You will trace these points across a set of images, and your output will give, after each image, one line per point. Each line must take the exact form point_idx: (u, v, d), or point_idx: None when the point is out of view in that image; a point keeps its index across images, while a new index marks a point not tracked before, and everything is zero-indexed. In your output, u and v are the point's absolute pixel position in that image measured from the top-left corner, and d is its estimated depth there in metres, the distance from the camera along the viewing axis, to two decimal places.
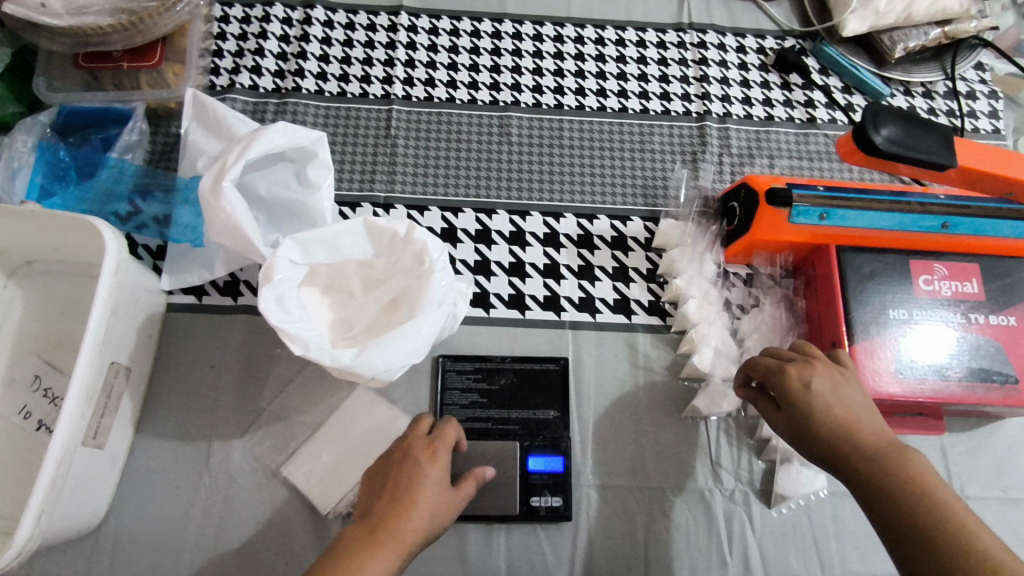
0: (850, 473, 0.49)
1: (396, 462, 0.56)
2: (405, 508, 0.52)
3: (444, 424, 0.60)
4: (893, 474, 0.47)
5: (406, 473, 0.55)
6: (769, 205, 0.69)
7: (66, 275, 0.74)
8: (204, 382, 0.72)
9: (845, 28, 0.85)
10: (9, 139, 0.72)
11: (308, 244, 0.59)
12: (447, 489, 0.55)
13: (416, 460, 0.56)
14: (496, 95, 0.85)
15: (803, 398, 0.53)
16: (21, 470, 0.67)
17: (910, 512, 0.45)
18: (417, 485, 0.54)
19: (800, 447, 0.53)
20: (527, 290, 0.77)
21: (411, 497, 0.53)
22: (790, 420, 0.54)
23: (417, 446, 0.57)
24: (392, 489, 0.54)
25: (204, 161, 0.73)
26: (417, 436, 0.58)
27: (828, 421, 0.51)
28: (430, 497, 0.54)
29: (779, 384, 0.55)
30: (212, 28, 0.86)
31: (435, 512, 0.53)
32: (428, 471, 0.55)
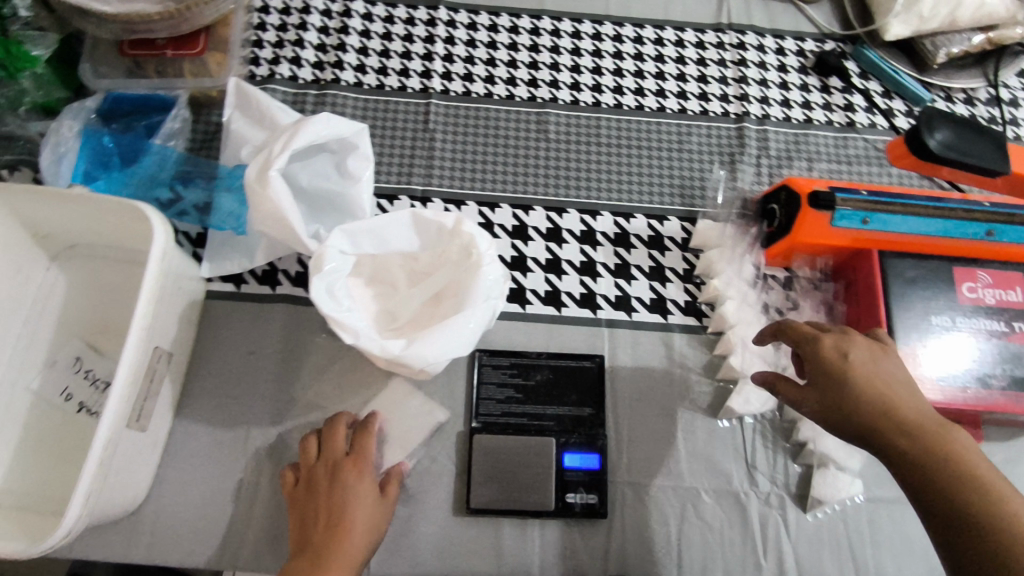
0: (885, 440, 0.49)
1: (324, 490, 0.60)
2: (341, 529, 0.58)
3: (362, 435, 0.64)
4: (934, 440, 0.47)
5: (337, 496, 0.60)
6: (811, 208, 0.69)
7: (108, 260, 0.76)
8: (243, 370, 0.72)
9: (888, 32, 0.84)
10: (56, 124, 0.72)
11: (354, 233, 0.60)
12: (375, 499, 0.61)
13: (342, 482, 0.60)
14: (535, 91, 0.85)
15: (843, 367, 0.53)
16: (65, 451, 0.69)
17: (948, 477, 0.45)
18: (346, 507, 0.59)
19: (832, 421, 0.52)
20: (564, 288, 0.77)
21: (343, 520, 0.58)
22: (823, 392, 0.53)
23: (338, 468, 0.61)
24: (325, 518, 0.58)
25: (247, 151, 0.74)
26: (339, 456, 0.62)
27: (869, 389, 0.51)
28: (360, 513, 0.59)
29: (814, 355, 0.55)
30: (252, 18, 0.85)
31: (368, 522, 0.59)
32: (354, 490, 0.60)
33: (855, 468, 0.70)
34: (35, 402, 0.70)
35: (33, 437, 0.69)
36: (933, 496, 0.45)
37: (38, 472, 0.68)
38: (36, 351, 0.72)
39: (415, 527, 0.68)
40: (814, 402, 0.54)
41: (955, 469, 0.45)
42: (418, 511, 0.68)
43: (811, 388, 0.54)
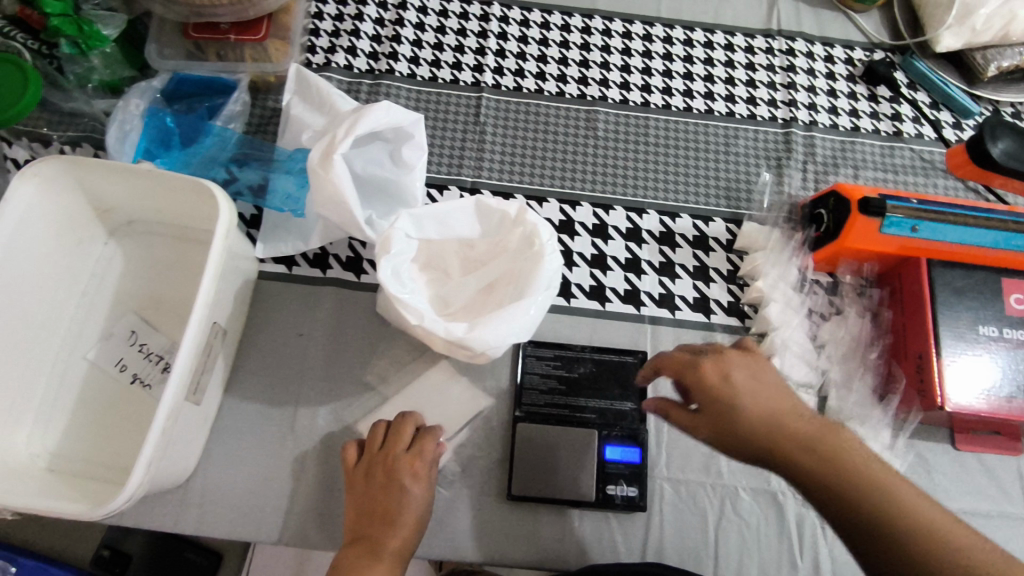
0: (779, 462, 0.48)
1: (382, 484, 0.60)
2: (392, 530, 0.58)
3: (424, 434, 0.63)
4: (823, 453, 0.47)
5: (393, 495, 0.59)
6: (860, 214, 0.69)
7: (164, 236, 0.76)
8: (293, 350, 0.74)
9: (939, 43, 0.85)
10: (123, 101, 0.73)
11: (421, 219, 0.62)
12: (427, 502, 0.61)
13: (398, 479, 0.60)
14: (584, 89, 0.86)
15: (726, 391, 0.51)
16: (118, 420, 0.70)
17: (850, 492, 0.45)
18: (399, 507, 0.59)
19: (729, 446, 0.51)
20: (608, 283, 0.77)
21: (396, 520, 0.58)
22: (713, 420, 0.51)
23: (398, 465, 0.61)
24: (378, 515, 0.59)
25: (309, 136, 0.76)
26: (400, 452, 0.62)
27: (756, 410, 0.50)
28: (412, 516, 0.59)
29: (699, 382, 0.53)
30: (310, 7, 0.87)
31: (417, 525, 0.59)
32: (410, 492, 0.60)
33: None
34: (90, 371, 0.71)
35: (87, 405, 0.70)
36: (840, 514, 0.45)
37: (92, 439, 0.69)
38: (92, 321, 0.73)
39: (456, 511, 0.68)
40: (704, 430, 0.52)
41: (854, 478, 0.45)
42: (460, 495, 0.69)
43: (701, 418, 0.53)
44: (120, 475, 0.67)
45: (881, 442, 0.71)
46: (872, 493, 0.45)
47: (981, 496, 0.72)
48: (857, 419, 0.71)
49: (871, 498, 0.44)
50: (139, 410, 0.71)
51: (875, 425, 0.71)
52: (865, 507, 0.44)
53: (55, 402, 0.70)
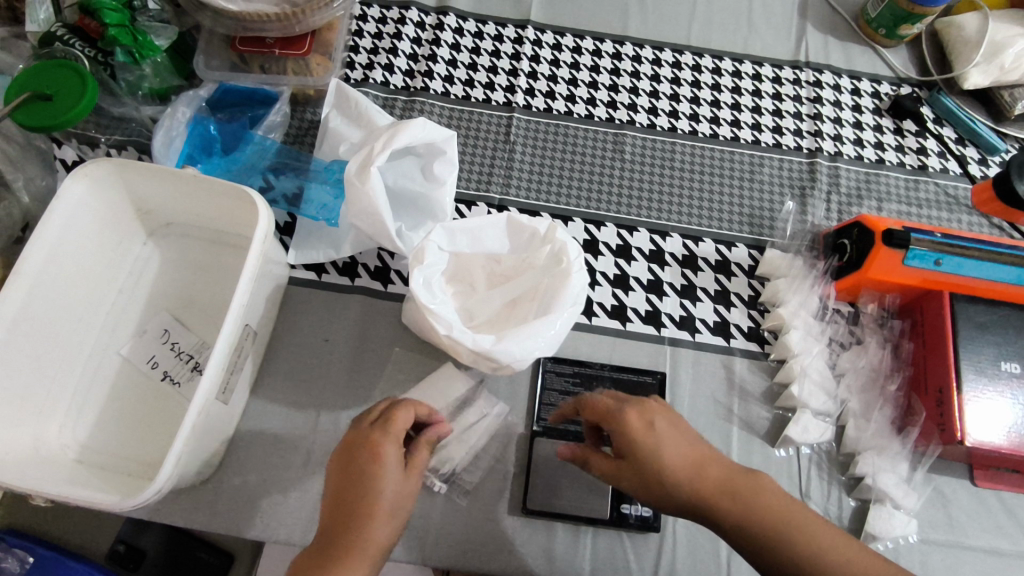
0: (707, 515, 0.51)
1: (350, 470, 0.53)
2: (370, 513, 0.50)
3: (393, 410, 0.57)
4: (742, 509, 0.50)
5: (369, 476, 0.52)
6: (884, 245, 0.70)
7: (200, 238, 0.79)
8: (318, 355, 0.76)
9: (967, 81, 0.86)
10: (171, 109, 0.77)
11: (455, 233, 0.64)
12: (405, 481, 0.53)
13: (365, 462, 0.53)
14: (613, 113, 0.88)
15: (652, 441, 0.52)
16: (146, 415, 0.72)
17: (769, 536, 0.49)
18: (375, 488, 0.51)
19: (655, 493, 0.52)
20: (630, 303, 0.79)
21: (372, 504, 0.51)
22: (642, 471, 0.52)
23: (364, 448, 0.54)
24: (351, 500, 0.51)
25: (345, 148, 0.79)
26: (367, 432, 0.55)
27: (679, 468, 0.51)
28: (389, 498, 0.52)
29: (620, 434, 0.54)
30: (351, 24, 0.90)
31: (396, 508, 0.52)
32: (385, 471, 0.52)
33: (912, 508, 0.69)
34: (122, 366, 0.73)
35: (117, 399, 0.72)
36: (758, 557, 0.50)
37: (119, 434, 0.71)
38: (127, 318, 0.76)
39: (472, 522, 0.69)
40: (633, 481, 0.54)
41: (775, 530, 0.49)
42: (475, 506, 0.70)
43: (629, 470, 0.54)
44: (146, 470, 0.69)
45: (898, 474, 0.70)
46: (787, 538, 0.49)
47: (1000, 534, 0.71)
48: (875, 450, 0.71)
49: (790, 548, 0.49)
50: (167, 407, 0.72)
51: (893, 457, 0.71)
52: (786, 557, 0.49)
53: (87, 394, 0.72)
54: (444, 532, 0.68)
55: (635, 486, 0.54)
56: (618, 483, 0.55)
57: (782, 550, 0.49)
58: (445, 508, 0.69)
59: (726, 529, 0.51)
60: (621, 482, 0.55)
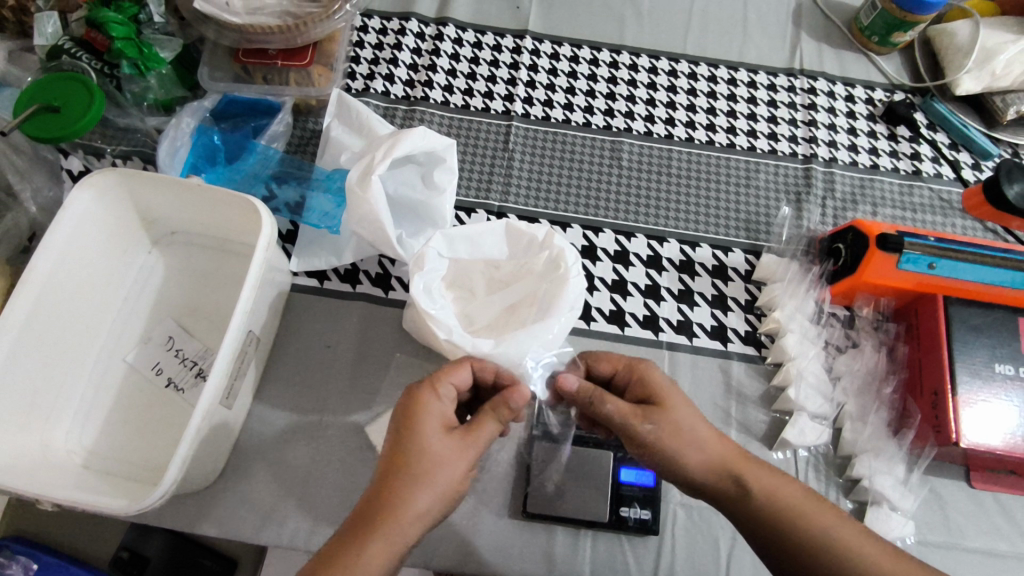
0: (730, 476, 0.56)
1: (393, 434, 0.53)
2: (401, 478, 0.50)
3: (438, 376, 0.55)
4: (764, 475, 0.56)
5: (404, 439, 0.52)
6: (878, 249, 0.71)
7: (204, 247, 0.80)
8: (320, 361, 0.77)
9: (959, 87, 0.87)
10: (175, 119, 0.78)
11: (454, 240, 0.66)
12: (447, 444, 0.52)
13: (403, 427, 0.53)
14: (610, 121, 0.90)
15: (680, 398, 0.58)
16: (151, 421, 0.73)
17: (783, 500, 0.55)
18: (409, 453, 0.51)
19: (680, 448, 0.56)
20: (628, 308, 0.79)
21: (404, 469, 0.50)
22: (670, 423, 0.56)
23: (404, 410, 0.53)
24: (388, 465, 0.51)
25: (346, 157, 0.80)
26: (410, 393, 0.54)
27: (708, 429, 0.58)
28: (427, 461, 0.51)
29: (654, 384, 0.59)
30: (352, 36, 0.92)
31: (435, 472, 0.51)
32: (420, 435, 0.52)
33: (909, 509, 0.70)
34: (127, 373, 0.74)
35: (122, 406, 0.73)
36: (777, 522, 0.54)
37: (124, 440, 0.71)
38: (132, 325, 0.77)
39: (472, 525, 0.70)
40: (663, 429, 0.56)
41: (785, 496, 0.55)
42: (476, 509, 0.70)
43: (659, 416, 0.57)
44: (151, 475, 0.69)
45: (895, 476, 0.71)
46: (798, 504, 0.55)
47: (997, 536, 0.71)
48: (872, 452, 0.72)
49: (803, 516, 0.54)
50: (172, 412, 0.73)
51: (889, 459, 0.71)
52: (801, 523, 0.54)
53: (93, 401, 0.73)
54: (446, 535, 0.69)
55: (659, 431, 0.56)
56: (639, 425, 0.56)
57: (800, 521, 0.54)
58: None
59: (744, 492, 0.55)
60: (643, 423, 0.56)
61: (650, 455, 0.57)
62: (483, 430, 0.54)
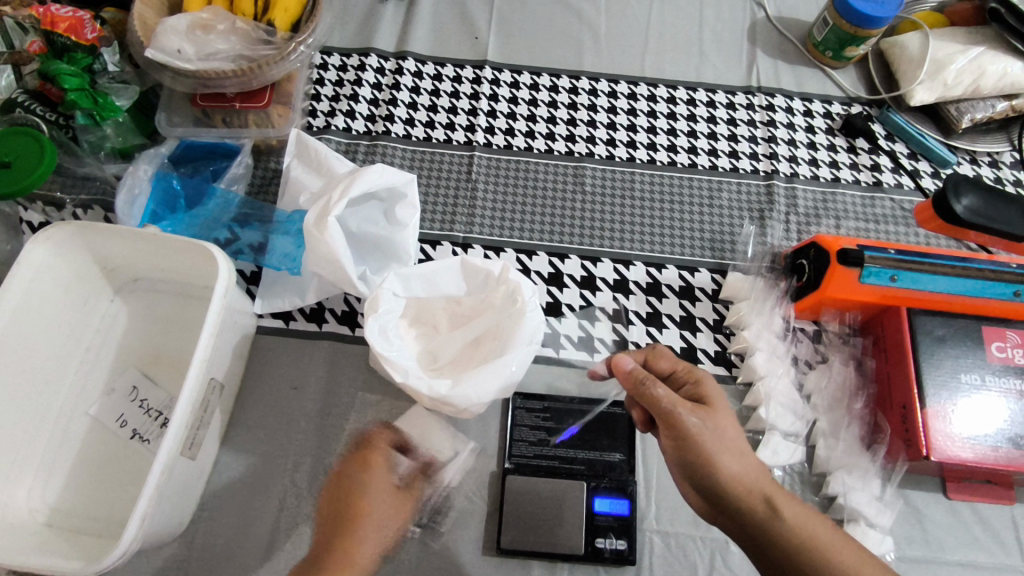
0: (759, 495, 0.54)
1: (347, 486, 0.63)
2: (360, 516, 0.61)
3: (378, 438, 0.68)
4: (794, 506, 0.54)
5: (365, 483, 0.63)
6: (840, 264, 0.71)
7: (167, 292, 0.79)
8: (288, 404, 0.76)
9: (913, 97, 0.88)
10: (132, 167, 0.77)
11: (409, 278, 0.67)
12: (394, 493, 0.64)
13: (359, 477, 0.64)
14: (572, 146, 0.90)
15: (726, 409, 0.58)
16: (114, 475, 0.71)
17: (805, 533, 0.52)
18: (364, 497, 0.62)
19: (716, 450, 0.55)
20: (597, 333, 0.79)
21: (363, 508, 0.61)
22: (713, 422, 0.56)
23: (365, 463, 0.65)
24: (351, 503, 0.62)
25: (306, 197, 0.79)
26: (361, 452, 0.66)
27: (748, 450, 0.56)
28: (380, 505, 0.62)
29: (706, 391, 0.60)
30: (312, 74, 0.92)
31: (388, 513, 0.62)
32: (371, 484, 0.63)
33: (887, 525, 0.69)
34: (91, 426, 0.73)
35: (85, 460, 0.71)
36: (793, 552, 0.51)
37: (88, 495, 0.70)
38: (96, 376, 0.75)
39: (447, 565, 0.68)
40: (705, 425, 0.56)
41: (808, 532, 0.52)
42: (450, 547, 0.69)
43: (705, 414, 0.57)
44: (116, 530, 0.68)
45: (870, 492, 0.70)
46: (818, 539, 0.52)
47: (976, 547, 0.71)
48: (846, 468, 0.71)
49: (825, 555, 0.51)
50: (137, 465, 0.72)
51: (863, 474, 0.71)
52: (825, 561, 0.50)
53: (55, 458, 0.71)
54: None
55: (703, 427, 0.55)
56: (685, 415, 0.56)
57: (818, 554, 0.51)
58: (420, 552, 0.69)
59: (772, 514, 0.53)
60: (688, 415, 0.56)
61: (687, 451, 0.55)
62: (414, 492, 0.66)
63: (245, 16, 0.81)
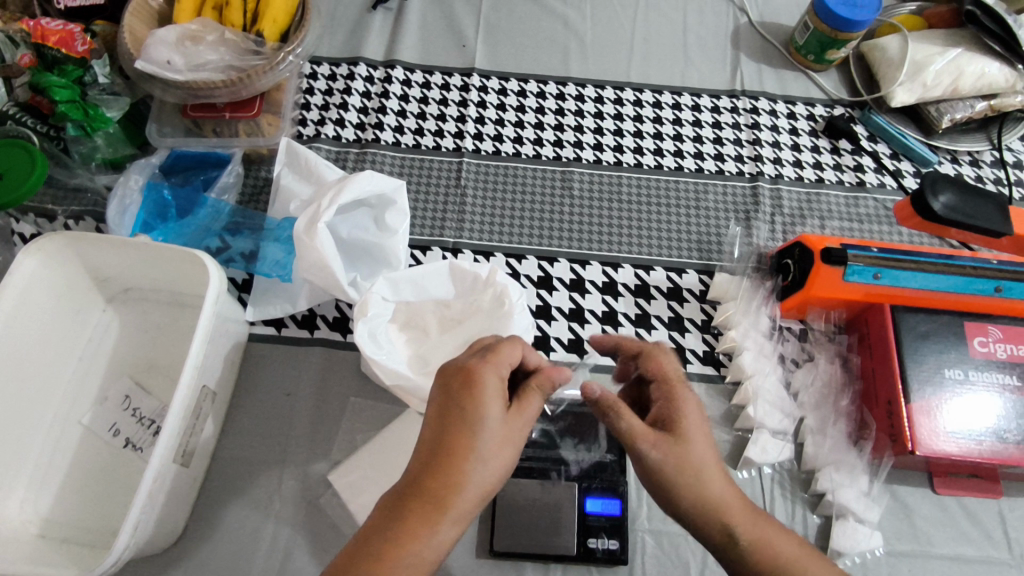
0: (725, 522, 0.50)
1: (444, 401, 0.49)
2: (454, 462, 0.46)
3: (501, 352, 0.52)
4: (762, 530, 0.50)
5: (468, 400, 0.48)
6: (823, 263, 0.72)
7: (159, 302, 0.80)
8: (281, 410, 0.76)
9: (893, 99, 0.89)
10: (123, 178, 0.78)
11: (398, 282, 0.68)
12: (508, 421, 0.49)
13: (459, 399, 0.48)
14: (560, 151, 0.91)
15: (695, 431, 0.53)
16: (107, 484, 0.71)
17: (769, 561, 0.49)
18: (469, 432, 0.47)
19: (675, 479, 0.51)
20: (586, 335, 0.80)
21: (468, 448, 0.46)
22: (675, 447, 0.51)
23: (459, 387, 0.49)
24: (442, 442, 0.47)
25: (296, 205, 0.80)
26: (464, 364, 0.50)
27: (717, 472, 0.51)
28: (490, 443, 0.47)
29: (675, 410, 0.54)
30: (302, 83, 0.93)
31: (493, 457, 0.47)
32: (484, 410, 0.48)
33: (875, 520, 0.70)
34: (84, 437, 0.73)
35: (78, 470, 0.72)
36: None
37: (81, 505, 0.70)
38: (87, 387, 0.76)
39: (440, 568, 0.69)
40: (667, 453, 0.51)
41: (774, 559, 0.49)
42: None
43: (664, 445, 0.52)
44: (108, 539, 0.68)
45: (858, 488, 0.71)
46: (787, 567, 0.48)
47: (964, 541, 0.72)
48: (834, 464, 0.72)
49: None
50: (129, 474, 0.72)
51: (851, 470, 0.72)
52: None
53: (48, 469, 0.71)
54: None
55: (664, 456, 0.51)
56: (644, 445, 0.52)
57: None
58: None
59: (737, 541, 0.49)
60: (647, 446, 0.52)
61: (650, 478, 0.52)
62: (533, 405, 0.52)
63: (234, 27, 0.82)
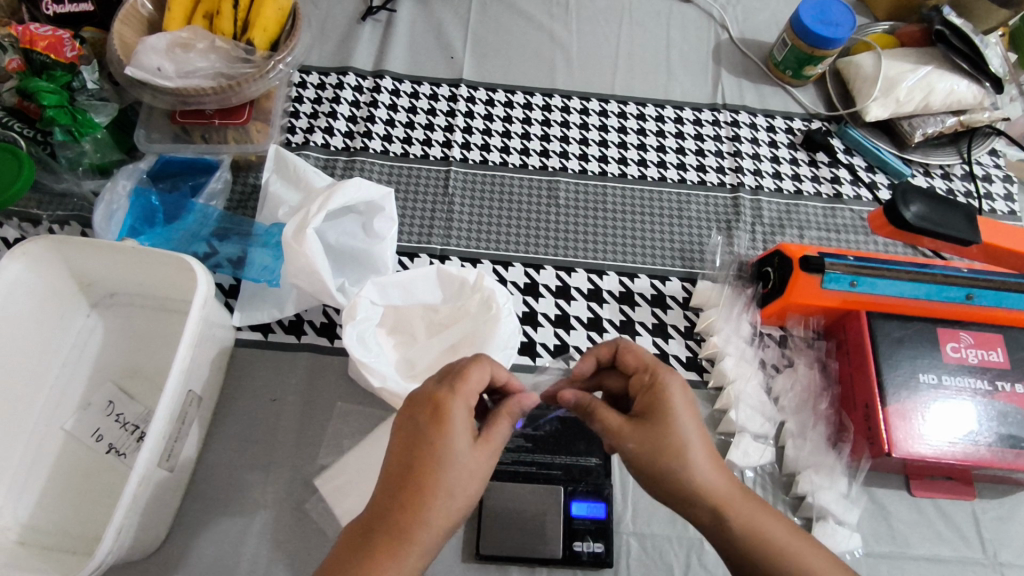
0: (711, 505, 0.50)
1: (414, 427, 0.49)
2: (422, 494, 0.47)
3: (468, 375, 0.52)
4: (752, 511, 0.50)
5: (435, 430, 0.48)
6: (802, 271, 0.74)
7: (145, 307, 0.79)
8: (267, 415, 0.76)
9: (868, 114, 0.92)
10: (111, 183, 0.78)
11: (386, 287, 0.69)
12: (476, 452, 0.49)
13: (427, 432, 0.49)
14: (546, 161, 0.93)
15: (676, 419, 0.52)
16: (89, 490, 0.70)
17: (754, 543, 0.49)
18: (435, 467, 0.47)
19: (651, 467, 0.51)
20: (572, 341, 0.81)
21: (434, 481, 0.47)
22: (650, 435, 0.52)
23: (426, 415, 0.49)
24: (408, 472, 0.48)
25: (285, 211, 0.81)
26: (433, 392, 0.50)
27: (704, 454, 0.51)
28: (457, 475, 0.48)
29: (653, 392, 0.54)
30: (290, 92, 0.94)
31: (461, 490, 0.48)
32: (451, 444, 0.48)
33: (854, 522, 0.72)
34: (65, 442, 0.72)
35: (59, 476, 0.71)
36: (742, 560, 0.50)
37: (61, 512, 0.69)
38: (70, 392, 0.75)
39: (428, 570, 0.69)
40: (642, 444, 0.52)
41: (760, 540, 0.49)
42: None
43: (648, 428, 0.52)
44: (90, 547, 0.67)
45: (838, 490, 0.72)
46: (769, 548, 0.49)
47: (940, 541, 0.73)
48: (814, 467, 0.73)
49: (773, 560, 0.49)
50: (112, 480, 0.71)
51: (830, 472, 0.73)
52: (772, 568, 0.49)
53: (29, 474, 0.70)
54: None
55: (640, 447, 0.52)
56: (623, 439, 0.53)
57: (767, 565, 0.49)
58: None
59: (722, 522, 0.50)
60: (625, 440, 0.53)
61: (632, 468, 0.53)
62: (501, 436, 0.52)
63: (224, 35, 0.83)
